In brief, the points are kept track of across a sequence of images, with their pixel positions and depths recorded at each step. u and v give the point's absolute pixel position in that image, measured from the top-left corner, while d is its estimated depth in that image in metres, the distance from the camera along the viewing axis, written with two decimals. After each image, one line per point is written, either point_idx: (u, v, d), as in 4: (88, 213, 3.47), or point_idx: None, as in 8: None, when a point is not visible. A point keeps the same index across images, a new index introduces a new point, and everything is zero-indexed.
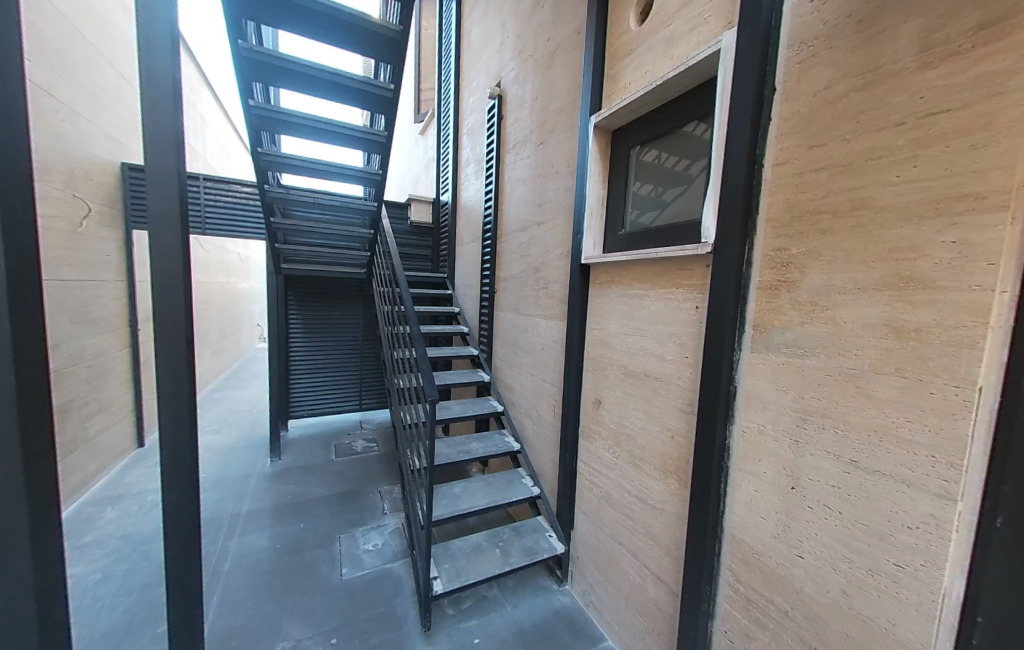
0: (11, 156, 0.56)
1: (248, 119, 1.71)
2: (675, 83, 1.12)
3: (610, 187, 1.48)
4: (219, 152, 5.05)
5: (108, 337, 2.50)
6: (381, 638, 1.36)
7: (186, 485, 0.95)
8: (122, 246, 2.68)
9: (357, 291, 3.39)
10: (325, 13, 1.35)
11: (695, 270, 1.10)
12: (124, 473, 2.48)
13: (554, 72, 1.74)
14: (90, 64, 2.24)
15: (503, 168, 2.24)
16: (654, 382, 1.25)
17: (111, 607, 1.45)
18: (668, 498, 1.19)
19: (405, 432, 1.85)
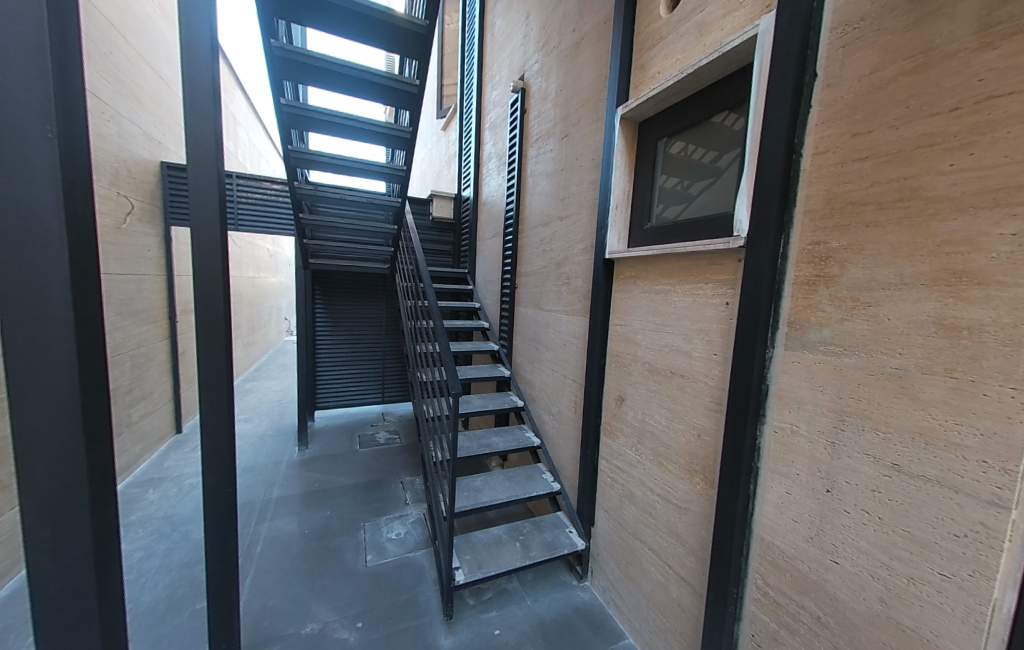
0: (74, 154, 0.59)
1: (279, 116, 1.75)
2: (707, 71, 1.09)
3: (636, 180, 1.45)
4: (252, 152, 5.25)
5: (149, 328, 2.63)
6: (404, 625, 1.40)
7: (226, 468, 1.00)
8: (162, 241, 2.80)
9: (380, 285, 3.44)
10: (354, 9, 1.36)
11: (725, 264, 1.06)
12: (164, 457, 2.62)
13: (579, 63, 1.72)
14: (133, 67, 2.35)
15: (525, 162, 2.23)
16: (680, 380, 1.22)
17: (154, 583, 1.54)
18: (693, 498, 1.17)
19: (427, 425, 1.89)
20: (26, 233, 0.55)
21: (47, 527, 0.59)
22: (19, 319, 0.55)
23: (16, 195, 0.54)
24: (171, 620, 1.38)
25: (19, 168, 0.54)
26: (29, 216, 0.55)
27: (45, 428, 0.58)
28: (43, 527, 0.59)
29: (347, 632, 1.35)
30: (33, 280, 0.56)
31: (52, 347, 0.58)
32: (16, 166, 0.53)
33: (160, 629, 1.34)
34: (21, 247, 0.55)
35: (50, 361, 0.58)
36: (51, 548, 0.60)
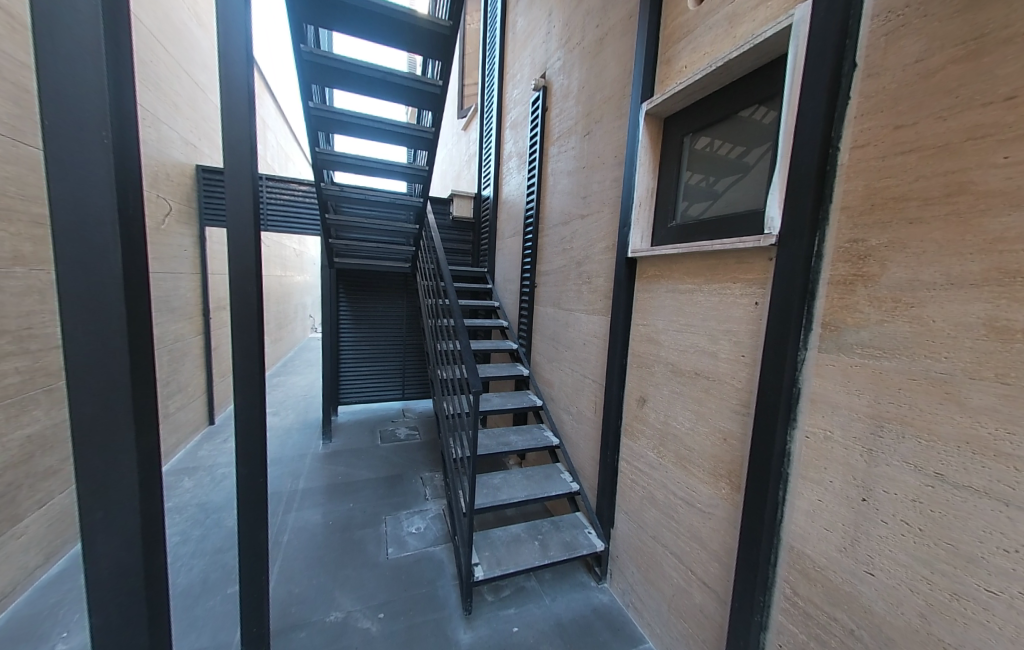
0: (127, 158, 0.63)
1: (307, 120, 1.80)
2: (736, 64, 1.05)
3: (660, 178, 1.43)
4: (280, 155, 5.44)
5: (185, 324, 2.76)
6: (424, 618, 1.42)
7: (258, 459, 1.05)
8: (197, 241, 2.93)
9: (401, 283, 3.50)
10: (380, 12, 1.39)
11: (755, 263, 1.03)
12: (198, 447, 2.75)
13: (602, 59, 1.69)
14: (171, 75, 2.46)
15: (546, 160, 2.22)
16: (705, 381, 1.20)
17: (190, 566, 1.62)
18: (718, 503, 1.14)
19: (447, 422, 1.91)
20: (85, 233, 0.59)
21: (101, 509, 0.63)
22: (78, 314, 0.59)
23: (76, 198, 0.58)
24: (205, 603, 1.45)
25: (78, 173, 0.57)
26: (86, 217, 0.58)
27: (100, 415, 0.62)
28: (97, 509, 0.63)
29: (370, 622, 1.38)
30: (91, 278, 0.60)
31: (105, 341, 0.61)
32: (77, 170, 0.57)
33: (195, 610, 1.41)
34: (81, 246, 0.59)
35: (103, 354, 0.62)
36: (105, 529, 0.64)
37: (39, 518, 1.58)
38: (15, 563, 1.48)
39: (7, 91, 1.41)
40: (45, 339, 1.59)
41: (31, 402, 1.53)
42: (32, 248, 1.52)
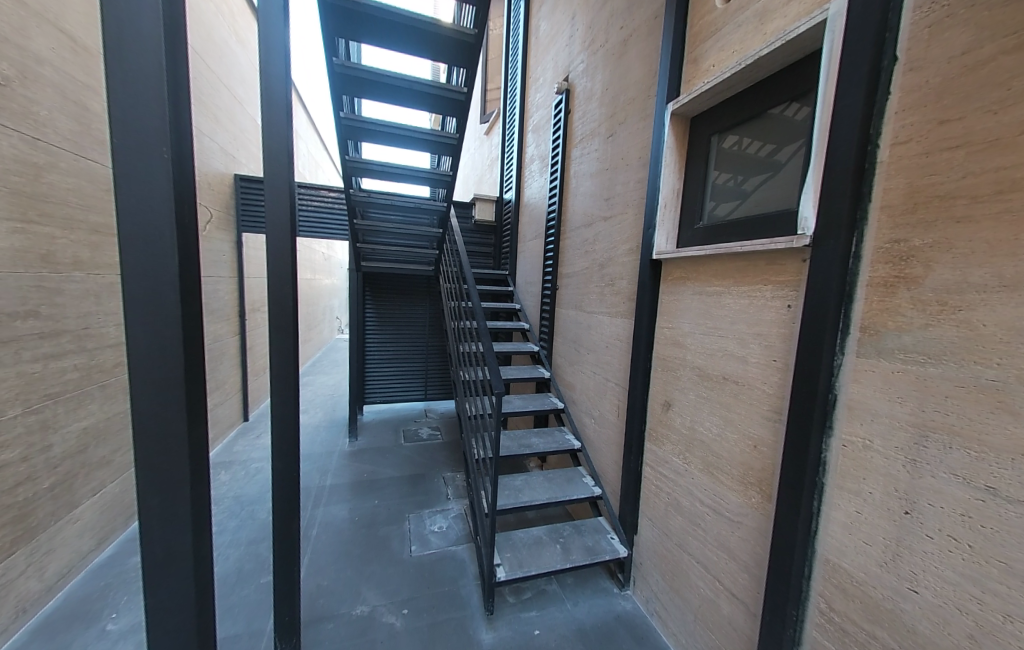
0: (183, 170, 0.68)
1: (338, 129, 1.87)
2: (767, 62, 1.03)
3: (686, 178, 1.41)
4: (312, 164, 5.69)
5: (223, 325, 2.91)
6: (447, 616, 1.44)
7: (292, 454, 1.10)
8: (234, 246, 3.09)
9: (424, 286, 3.56)
10: (409, 23, 1.43)
11: (788, 264, 1.00)
12: (233, 442, 2.89)
13: (627, 61, 1.69)
14: (213, 90, 2.61)
15: (569, 163, 2.22)
16: (733, 387, 1.17)
17: (227, 555, 1.70)
18: (747, 511, 1.11)
19: (469, 422, 1.93)
20: (146, 240, 0.64)
21: (156, 497, 0.68)
22: (141, 314, 0.64)
23: (140, 208, 0.63)
24: (241, 590, 1.52)
25: (143, 185, 0.62)
26: (148, 226, 0.63)
27: (157, 410, 0.67)
28: (152, 497, 0.68)
29: (394, 617, 1.41)
30: (152, 281, 0.65)
31: (161, 340, 0.66)
32: (141, 182, 0.62)
33: (232, 597, 1.49)
34: (143, 251, 0.64)
35: (159, 352, 0.66)
36: (160, 516, 0.69)
37: (92, 505, 1.70)
38: (72, 546, 1.59)
39: (72, 111, 1.53)
40: (100, 337, 1.72)
41: (87, 396, 1.65)
42: (91, 254, 1.65)
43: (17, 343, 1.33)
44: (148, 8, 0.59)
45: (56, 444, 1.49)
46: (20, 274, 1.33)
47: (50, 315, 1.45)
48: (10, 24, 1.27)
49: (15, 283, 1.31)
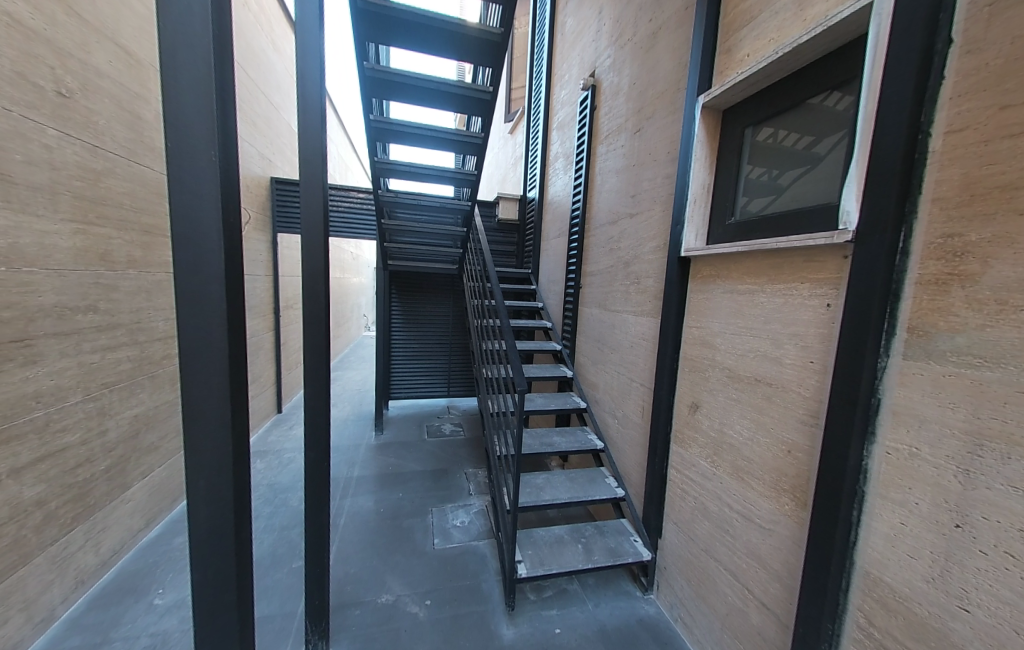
0: (230, 172, 0.72)
1: (368, 132, 1.92)
2: (806, 49, 0.98)
3: (717, 173, 1.36)
4: (342, 166, 5.88)
5: (259, 321, 3.06)
6: (468, 609, 1.46)
7: (322, 445, 1.15)
8: (270, 246, 3.24)
9: (447, 285, 3.61)
10: (437, 25, 1.46)
11: (827, 261, 0.95)
12: (268, 433, 3.03)
13: (656, 54, 1.65)
14: (252, 97, 2.74)
15: (594, 160, 2.20)
16: (766, 389, 1.12)
17: (262, 539, 1.80)
18: (780, 519, 1.07)
19: (492, 419, 1.95)
20: (196, 238, 0.68)
21: (203, 478, 0.73)
22: (190, 309, 0.69)
23: (190, 208, 0.67)
24: (275, 573, 1.60)
25: (194, 188, 0.67)
26: (198, 226, 0.68)
27: (204, 397, 0.71)
28: (198, 478, 0.73)
29: (417, 607, 1.45)
30: (200, 276, 0.69)
31: (209, 333, 0.71)
32: (192, 183, 0.67)
33: (267, 579, 1.57)
34: (195, 249, 0.68)
35: (206, 344, 0.71)
36: (205, 496, 0.74)
37: (142, 487, 1.83)
38: (124, 524, 1.72)
39: (126, 119, 1.65)
40: (150, 331, 1.84)
41: (138, 386, 1.77)
42: (143, 253, 1.77)
43: (79, 335, 1.45)
44: (199, 18, 0.63)
45: (111, 429, 1.61)
46: (82, 272, 1.45)
47: (107, 310, 1.57)
48: (73, 41, 1.38)
49: (76, 280, 1.43)
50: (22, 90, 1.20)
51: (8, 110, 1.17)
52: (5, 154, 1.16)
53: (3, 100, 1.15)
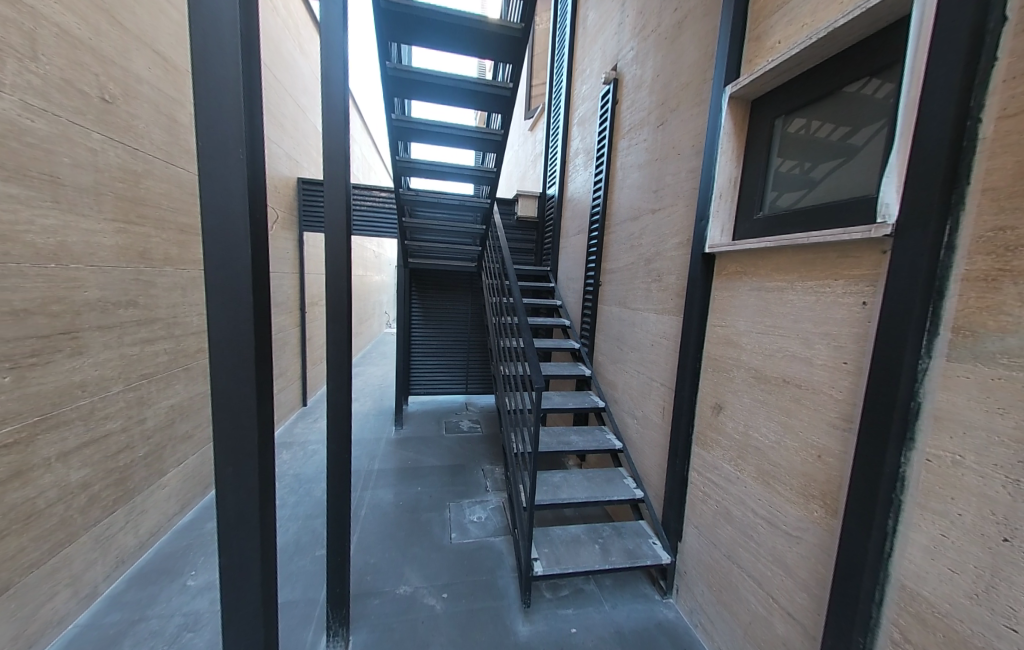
0: (256, 170, 0.74)
1: (390, 131, 1.96)
2: (841, 34, 0.93)
3: (745, 166, 1.32)
4: (365, 166, 6.01)
5: (286, 317, 3.17)
6: (484, 604, 1.47)
7: (345, 436, 1.18)
8: (297, 245, 3.36)
9: (466, 282, 3.64)
10: (458, 22, 1.46)
11: (864, 257, 0.90)
12: (293, 425, 3.15)
13: (681, 45, 1.61)
14: (279, 100, 2.84)
15: (615, 155, 2.17)
16: (795, 390, 1.08)
17: (287, 527, 1.86)
18: (808, 526, 1.02)
19: (509, 416, 1.96)
20: (224, 233, 0.71)
21: (232, 465, 0.76)
22: (220, 302, 0.72)
23: (220, 204, 0.70)
24: (299, 560, 1.66)
25: (223, 186, 0.70)
26: (227, 222, 0.71)
27: (232, 387, 0.74)
28: (227, 465, 0.76)
29: (434, 600, 1.47)
30: (229, 270, 0.72)
31: (237, 325, 0.74)
32: (221, 180, 0.69)
33: (292, 565, 1.62)
34: (223, 245, 0.71)
35: (235, 336, 0.74)
36: (234, 482, 0.77)
37: (177, 473, 1.93)
38: (161, 508, 1.82)
39: (163, 122, 1.74)
40: (186, 325, 1.94)
41: (174, 377, 1.87)
42: (179, 251, 1.86)
43: (120, 329, 1.54)
44: (228, 19, 0.65)
45: (149, 417, 1.71)
46: (123, 268, 1.54)
47: (145, 305, 1.66)
48: (115, 48, 1.46)
49: (118, 276, 1.52)
50: (69, 97, 1.28)
51: (56, 115, 1.24)
52: (53, 157, 1.24)
53: (52, 106, 1.23)
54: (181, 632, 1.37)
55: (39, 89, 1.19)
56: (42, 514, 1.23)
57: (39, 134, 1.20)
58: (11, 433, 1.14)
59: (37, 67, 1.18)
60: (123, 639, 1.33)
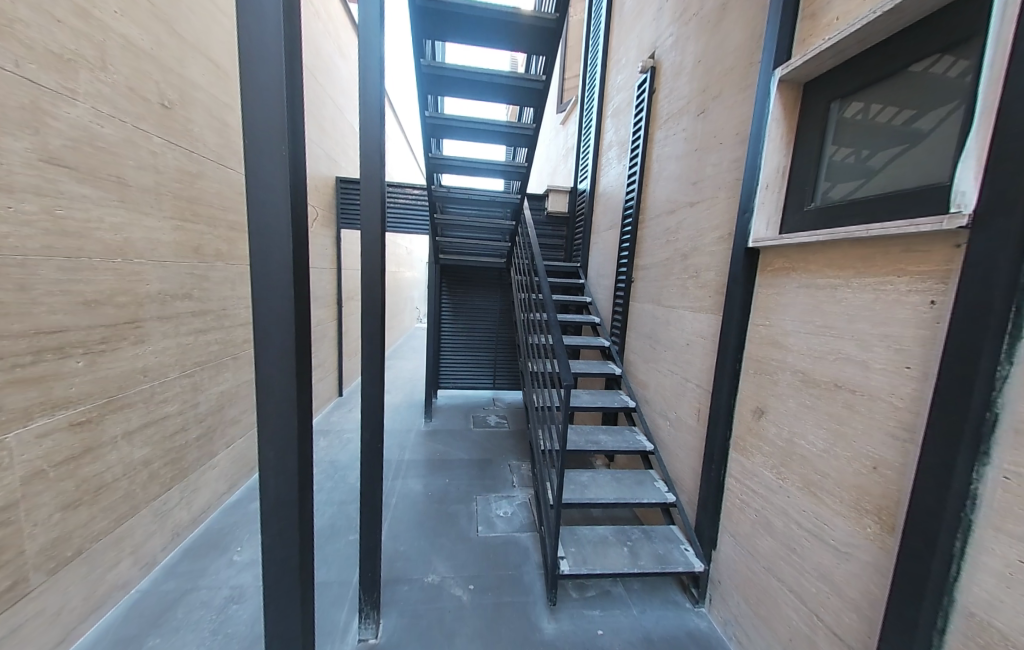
0: (298, 167, 0.78)
1: (424, 128, 1.99)
2: (909, 7, 0.84)
3: (795, 155, 1.23)
4: (399, 165, 6.17)
5: (324, 311, 3.33)
6: (509, 598, 1.48)
7: (378, 427, 1.22)
8: (334, 241, 3.50)
9: (495, 279, 3.66)
10: (492, 16, 1.46)
11: (934, 251, 0.81)
12: (330, 414, 3.31)
13: (725, 27, 1.52)
14: (319, 102, 2.96)
15: (651, 147, 2.10)
16: (848, 396, 1.00)
17: (323, 511, 1.96)
18: (860, 543, 0.95)
19: (537, 413, 1.95)
20: (268, 227, 0.74)
21: (275, 449, 0.81)
22: (264, 295, 0.76)
23: (266, 200, 0.74)
24: (334, 543, 1.74)
25: (268, 183, 0.73)
26: (272, 217, 0.74)
27: (275, 374, 0.79)
28: (270, 449, 0.81)
29: (461, 590, 1.49)
30: (274, 264, 0.76)
31: (280, 316, 0.77)
32: (267, 176, 0.73)
33: (327, 547, 1.71)
34: (268, 240, 0.75)
35: (279, 327, 0.78)
36: (277, 465, 0.82)
37: (226, 456, 2.07)
38: (212, 487, 1.97)
39: (216, 126, 1.86)
40: (234, 317, 2.07)
41: (224, 365, 2.01)
42: (228, 247, 1.99)
43: (177, 319, 1.66)
44: (273, 19, 0.68)
45: (202, 402, 1.84)
46: (180, 263, 1.67)
47: (199, 297, 1.79)
48: (172, 56, 1.56)
49: (175, 270, 1.64)
50: (133, 104, 1.40)
51: (122, 121, 1.36)
52: (119, 160, 1.36)
53: (118, 113, 1.34)
54: (227, 603, 1.48)
55: (108, 97, 1.30)
56: (110, 486, 1.36)
57: (107, 139, 1.31)
58: (84, 412, 1.27)
59: (106, 76, 1.29)
60: (177, 606, 1.44)
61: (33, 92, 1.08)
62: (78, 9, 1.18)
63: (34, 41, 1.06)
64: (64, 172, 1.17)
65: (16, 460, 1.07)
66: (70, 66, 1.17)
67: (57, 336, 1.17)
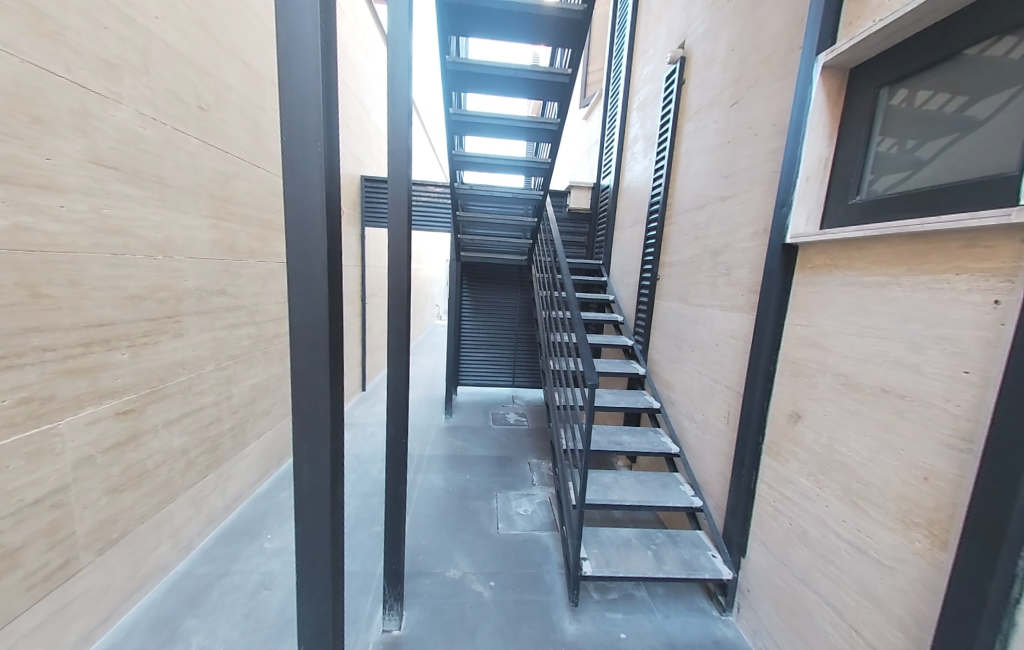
0: (332, 165, 0.78)
1: (448, 125, 2.00)
2: None
3: (838, 146, 1.16)
4: (421, 164, 6.24)
5: (349, 307, 3.41)
6: (531, 597, 1.48)
7: (404, 423, 1.23)
8: (359, 239, 3.57)
9: (516, 276, 3.65)
10: (518, 9, 1.44)
11: (1001, 245, 0.75)
12: (354, 408, 3.39)
13: (763, 13, 1.45)
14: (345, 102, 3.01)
15: (680, 140, 2.03)
16: (897, 402, 0.94)
17: (348, 502, 2.01)
18: (908, 558, 0.89)
19: (559, 412, 1.94)
20: (303, 225, 0.76)
21: (308, 442, 0.83)
22: (298, 291, 0.78)
23: (301, 197, 0.75)
24: (358, 534, 1.78)
25: (303, 181, 0.74)
26: (307, 215, 0.76)
27: (306, 369, 0.80)
28: (304, 442, 0.83)
29: (482, 586, 1.50)
30: (309, 261, 0.77)
31: (313, 312, 0.79)
32: (303, 175, 0.74)
33: (352, 538, 1.75)
34: (302, 236, 0.76)
35: (311, 323, 0.79)
36: (310, 458, 0.84)
37: (257, 447, 2.16)
38: (243, 476, 2.05)
39: (249, 127, 1.92)
40: (265, 313, 2.15)
41: (255, 359, 2.08)
42: (260, 244, 2.07)
43: (213, 314, 1.74)
44: (310, 18, 0.68)
45: (235, 394, 1.92)
46: (216, 260, 1.74)
47: (233, 294, 1.86)
48: (208, 59, 1.62)
49: (211, 267, 1.71)
50: (173, 107, 1.46)
51: (163, 123, 1.42)
52: (161, 161, 1.42)
53: (160, 116, 1.41)
54: (259, 587, 1.54)
55: (149, 100, 1.36)
56: (151, 472, 1.44)
57: (149, 140, 1.37)
58: (130, 401, 1.34)
59: (149, 80, 1.35)
60: (212, 589, 1.52)
61: (83, 96, 1.14)
62: (123, 16, 1.24)
63: (83, 47, 1.12)
64: (111, 173, 1.24)
65: (68, 445, 1.14)
66: (116, 70, 1.23)
67: (104, 329, 1.24)
